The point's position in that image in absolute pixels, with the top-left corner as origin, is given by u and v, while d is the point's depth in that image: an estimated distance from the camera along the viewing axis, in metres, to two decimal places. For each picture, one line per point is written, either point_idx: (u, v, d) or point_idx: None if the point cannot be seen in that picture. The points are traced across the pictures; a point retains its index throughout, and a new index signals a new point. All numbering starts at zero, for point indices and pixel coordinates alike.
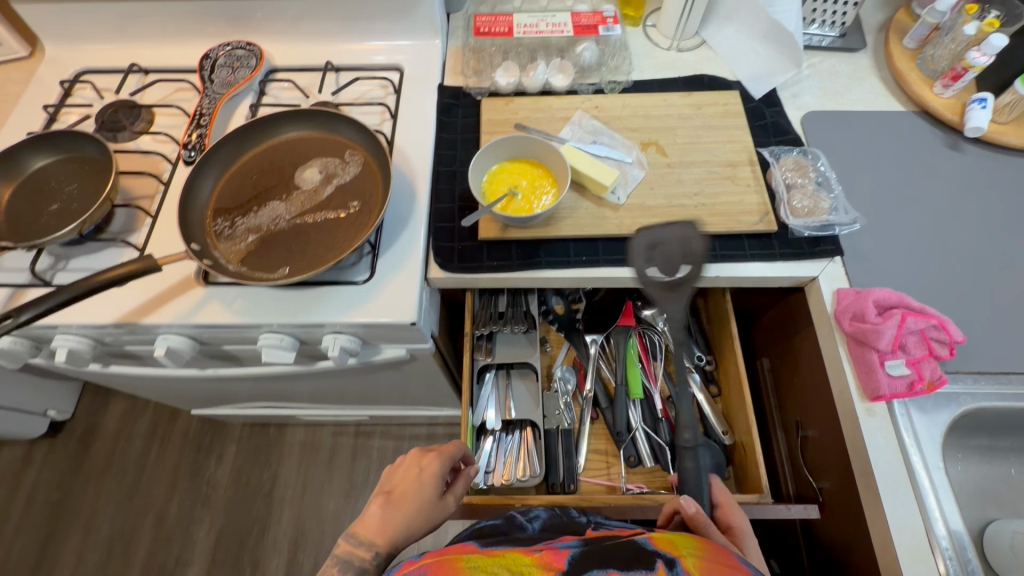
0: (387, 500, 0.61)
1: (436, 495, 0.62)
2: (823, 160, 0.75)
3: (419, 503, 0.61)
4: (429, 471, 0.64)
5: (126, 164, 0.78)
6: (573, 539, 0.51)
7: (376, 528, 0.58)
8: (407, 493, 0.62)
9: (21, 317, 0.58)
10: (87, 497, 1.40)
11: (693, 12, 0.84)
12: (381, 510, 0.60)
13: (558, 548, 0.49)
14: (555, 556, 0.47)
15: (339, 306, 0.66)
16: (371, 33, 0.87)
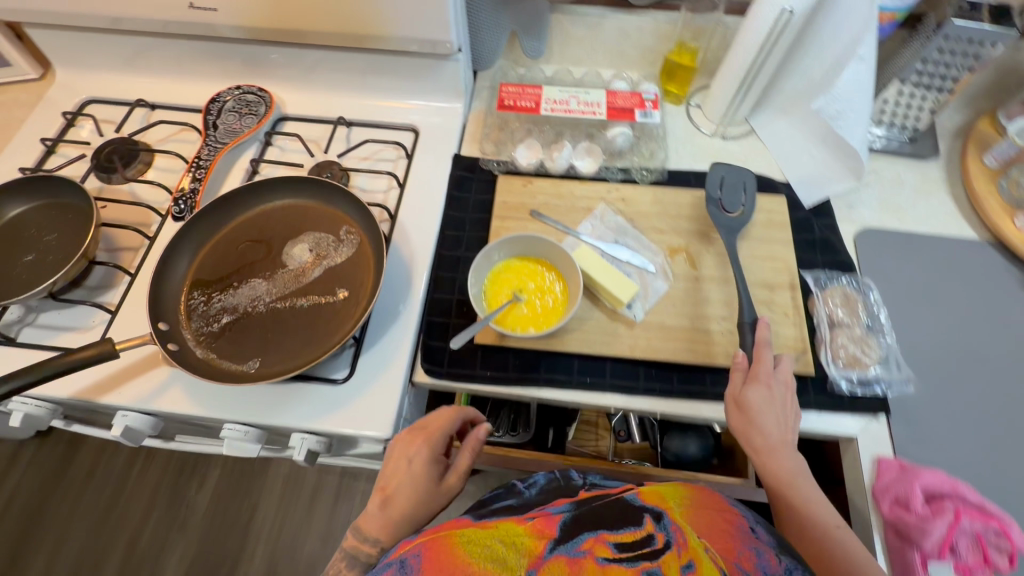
0: (384, 498, 0.55)
1: (432, 480, 0.55)
2: (874, 294, 0.66)
3: (417, 496, 0.54)
4: (420, 461, 0.56)
5: (115, 212, 0.74)
6: (565, 505, 0.56)
7: (378, 526, 0.54)
8: (402, 490, 0.54)
9: None
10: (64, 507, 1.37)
11: (745, 100, 0.75)
12: (381, 510, 0.54)
13: (550, 514, 0.54)
14: (547, 525, 0.52)
15: (310, 409, 0.60)
16: (389, 89, 0.81)
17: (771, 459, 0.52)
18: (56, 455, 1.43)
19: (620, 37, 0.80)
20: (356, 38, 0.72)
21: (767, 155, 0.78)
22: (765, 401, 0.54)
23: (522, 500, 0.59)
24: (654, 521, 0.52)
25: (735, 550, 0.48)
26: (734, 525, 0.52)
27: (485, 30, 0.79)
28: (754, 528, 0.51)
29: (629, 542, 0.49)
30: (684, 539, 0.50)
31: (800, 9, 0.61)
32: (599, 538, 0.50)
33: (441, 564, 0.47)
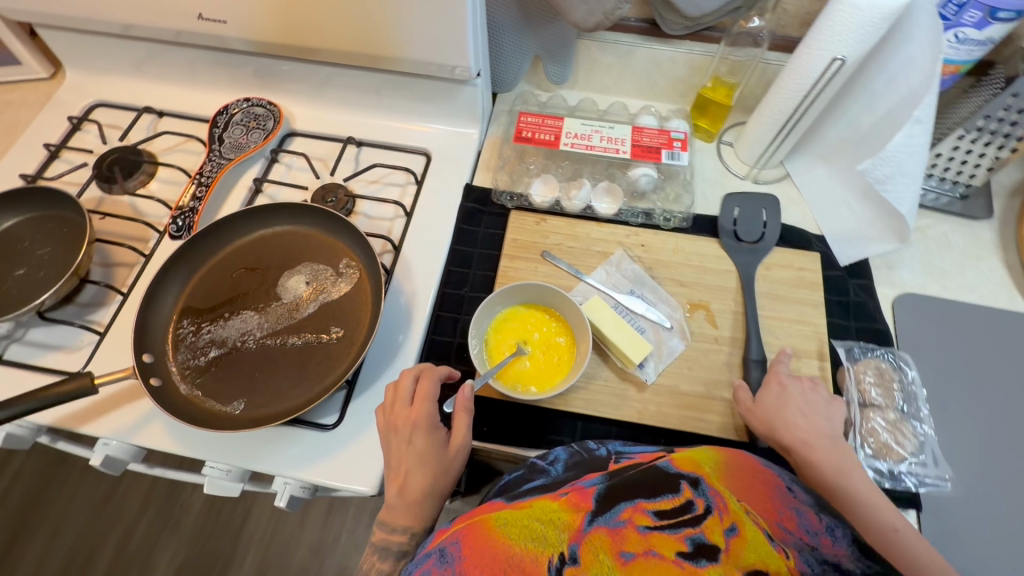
0: (402, 485, 0.51)
1: (442, 456, 0.52)
2: (912, 372, 0.60)
3: (433, 476, 0.51)
4: (423, 437, 0.52)
5: (114, 225, 0.72)
6: (597, 477, 0.49)
7: (405, 514, 0.51)
8: (416, 472, 0.51)
9: None
10: (59, 499, 1.26)
11: (783, 144, 0.69)
12: (401, 498, 0.51)
13: (584, 489, 0.47)
14: (582, 499, 0.46)
15: (295, 456, 0.57)
16: (403, 110, 0.77)
17: (809, 453, 0.51)
18: (22, 488, 1.27)
19: (650, 67, 0.75)
20: (371, 57, 0.68)
21: (803, 203, 0.72)
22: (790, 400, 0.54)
23: (551, 479, 0.51)
24: (691, 488, 0.46)
25: (777, 510, 0.45)
26: (773, 488, 0.48)
27: (507, 52, 0.75)
28: (790, 488, 0.48)
29: (669, 510, 0.44)
30: (724, 503, 0.44)
31: (853, 58, 0.55)
32: (637, 508, 0.44)
33: (480, 548, 0.41)
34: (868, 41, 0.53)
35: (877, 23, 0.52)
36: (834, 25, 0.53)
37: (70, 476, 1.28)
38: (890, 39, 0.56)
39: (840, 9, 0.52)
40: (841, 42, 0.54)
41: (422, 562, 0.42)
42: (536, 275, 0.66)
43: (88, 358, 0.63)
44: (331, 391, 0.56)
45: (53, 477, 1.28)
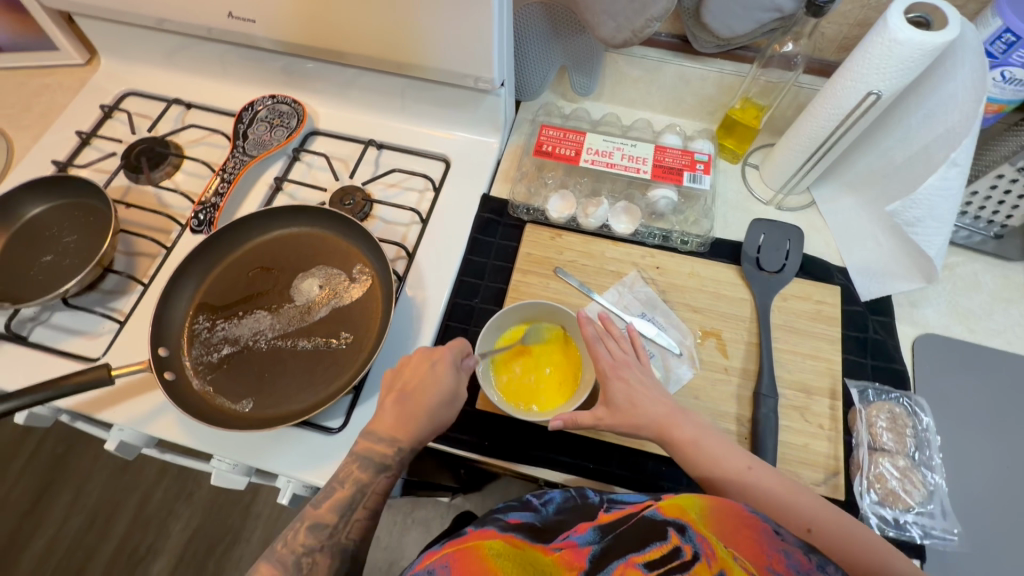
0: (404, 395, 0.53)
1: (451, 390, 0.53)
2: (928, 419, 0.58)
3: (437, 402, 0.52)
4: (444, 365, 0.53)
5: (139, 216, 0.74)
6: (590, 531, 0.42)
7: (395, 422, 0.52)
8: (422, 392, 0.52)
9: None
10: (84, 459, 1.28)
11: (811, 171, 0.67)
12: (398, 405, 0.52)
13: (578, 546, 0.41)
14: (576, 557, 0.40)
15: (299, 457, 0.58)
16: (425, 115, 0.77)
17: (669, 427, 0.51)
18: (44, 451, 1.28)
19: (678, 83, 0.73)
20: (396, 63, 0.68)
21: (827, 232, 0.70)
22: (633, 400, 0.52)
23: (540, 517, 0.45)
24: (679, 534, 0.39)
25: (765, 561, 0.37)
26: (759, 531, 0.39)
27: (533, 61, 0.74)
28: (777, 528, 0.39)
29: (657, 559, 0.38)
30: (712, 549, 0.37)
31: (889, 92, 0.53)
32: (628, 563, 0.38)
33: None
34: (905, 76, 0.51)
35: (917, 59, 0.49)
36: (871, 57, 0.51)
37: (88, 445, 1.29)
38: (932, 74, 0.55)
39: (878, 41, 0.50)
40: (879, 76, 0.52)
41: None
42: (547, 291, 0.66)
43: (107, 345, 0.65)
44: (337, 396, 0.57)
45: (75, 441, 1.30)
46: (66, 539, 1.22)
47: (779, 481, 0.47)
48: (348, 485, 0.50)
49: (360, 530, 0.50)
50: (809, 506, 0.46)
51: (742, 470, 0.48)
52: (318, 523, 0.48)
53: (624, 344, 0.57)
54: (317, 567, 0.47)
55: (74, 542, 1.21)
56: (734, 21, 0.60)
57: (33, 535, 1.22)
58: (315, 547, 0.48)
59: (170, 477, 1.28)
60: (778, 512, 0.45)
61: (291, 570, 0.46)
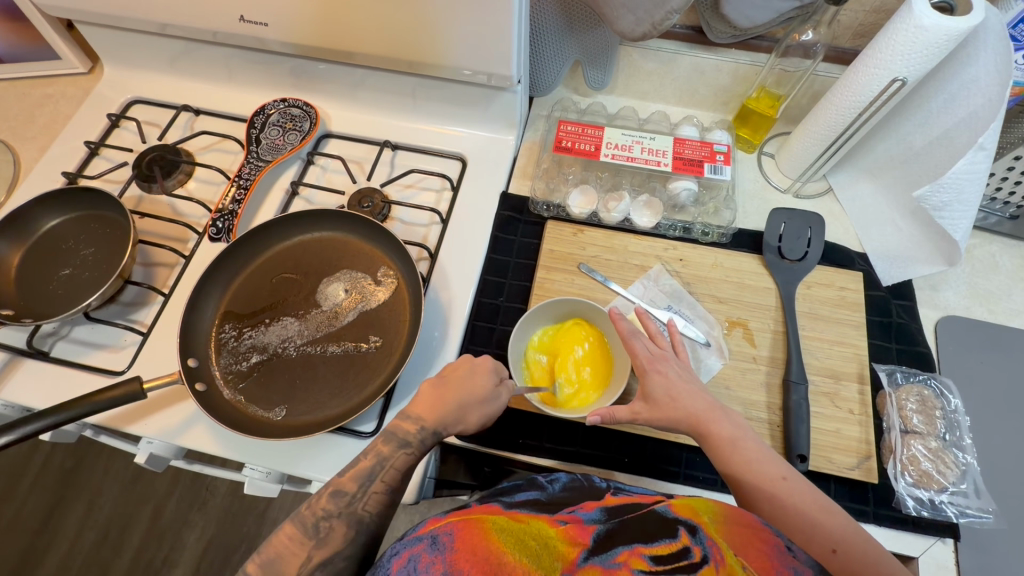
0: (439, 380, 0.53)
1: (489, 389, 0.52)
2: (956, 400, 0.59)
3: (472, 395, 0.52)
4: (484, 368, 0.53)
5: (154, 226, 0.73)
6: (597, 512, 0.43)
7: (427, 404, 0.51)
8: (459, 382, 0.52)
9: None
10: (95, 471, 1.27)
11: (830, 158, 0.67)
12: (432, 389, 0.52)
13: (583, 523, 0.42)
14: (580, 533, 0.40)
15: (334, 461, 0.58)
16: (440, 114, 0.76)
17: (705, 425, 0.51)
18: (53, 465, 1.27)
19: (693, 74, 0.73)
20: (409, 62, 0.68)
21: (846, 220, 0.70)
22: (672, 395, 0.52)
23: (546, 495, 0.46)
24: (689, 534, 0.38)
25: (775, 571, 0.35)
26: (772, 546, 0.37)
27: (547, 56, 0.73)
28: (789, 545, 0.38)
29: (665, 555, 0.37)
30: (722, 554, 0.36)
31: (913, 78, 0.54)
32: (632, 551, 0.38)
33: (475, 551, 0.37)
34: (930, 61, 0.52)
35: (943, 44, 0.50)
36: (895, 42, 0.52)
37: (100, 457, 1.28)
38: (953, 60, 0.55)
39: (903, 27, 0.50)
40: (903, 62, 0.52)
41: (410, 544, 0.39)
42: (572, 287, 0.66)
43: (131, 359, 0.64)
44: (370, 401, 0.56)
45: (85, 454, 1.28)
46: (81, 553, 1.21)
47: (811, 498, 0.46)
48: (370, 456, 0.48)
49: (377, 505, 0.47)
50: (837, 526, 0.44)
51: (775, 479, 0.47)
52: (338, 490, 0.46)
53: (662, 341, 0.57)
54: (333, 536, 0.44)
55: (90, 555, 1.21)
56: (753, 12, 0.61)
57: (48, 549, 1.21)
58: (334, 513, 0.45)
59: (183, 486, 1.27)
60: (801, 525, 0.44)
61: (309, 534, 0.44)
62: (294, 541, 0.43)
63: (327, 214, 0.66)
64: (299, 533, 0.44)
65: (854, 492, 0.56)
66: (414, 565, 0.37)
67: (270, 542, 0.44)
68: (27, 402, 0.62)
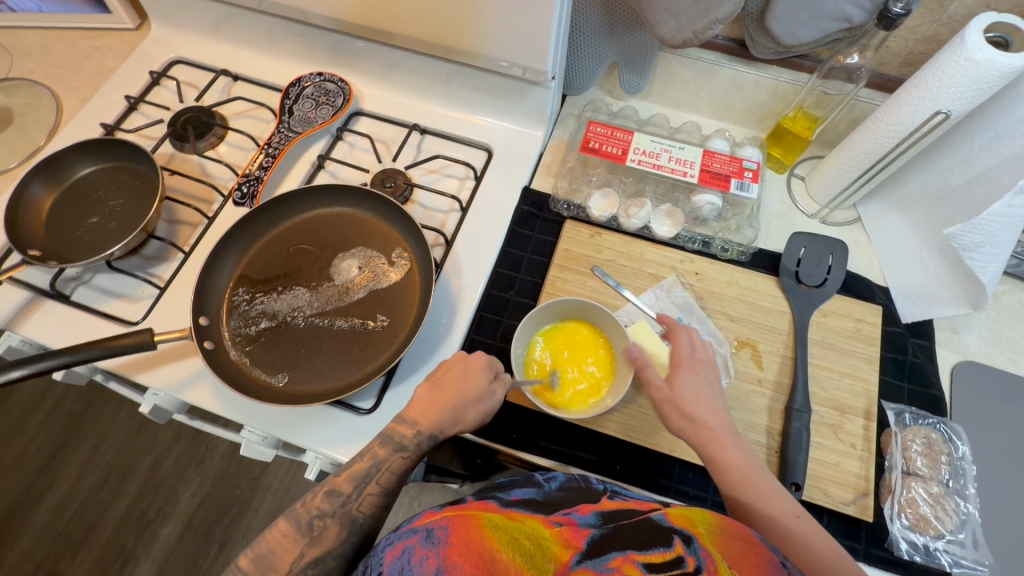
0: (435, 384, 0.53)
1: (484, 387, 0.53)
2: (964, 447, 0.58)
3: (467, 395, 0.52)
4: (478, 364, 0.54)
5: (183, 185, 0.74)
6: (592, 514, 0.42)
7: (424, 407, 0.51)
8: (453, 380, 0.53)
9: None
10: (102, 417, 1.31)
11: (862, 187, 0.66)
12: (428, 393, 0.52)
13: (577, 525, 0.41)
14: (575, 535, 0.40)
15: (330, 433, 0.58)
16: (471, 103, 0.76)
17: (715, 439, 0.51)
18: (64, 407, 1.31)
19: (730, 88, 0.72)
20: (445, 48, 0.68)
21: (871, 251, 0.69)
22: (680, 394, 0.53)
23: (542, 494, 0.45)
24: (683, 544, 0.38)
25: None
26: (766, 560, 0.37)
27: (584, 55, 0.73)
28: (784, 560, 0.38)
29: (658, 563, 0.36)
30: (715, 566, 0.36)
31: (958, 113, 0.52)
32: (626, 558, 0.37)
33: (469, 546, 0.38)
34: (977, 96, 0.50)
35: (992, 80, 0.48)
36: (942, 74, 0.50)
37: (109, 404, 1.32)
38: (1001, 96, 0.53)
39: (953, 60, 0.49)
40: (950, 96, 0.51)
41: (405, 536, 0.39)
42: (584, 288, 0.66)
43: (147, 310, 0.65)
44: (372, 377, 0.57)
45: (95, 399, 1.32)
46: (80, 495, 1.25)
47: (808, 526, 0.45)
48: (367, 457, 0.49)
49: (372, 507, 0.47)
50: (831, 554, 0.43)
51: (777, 504, 0.46)
52: (333, 490, 0.47)
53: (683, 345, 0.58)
54: (327, 534, 0.44)
55: (88, 498, 1.24)
56: (800, 29, 0.59)
57: (49, 487, 1.25)
58: (328, 513, 0.45)
59: (184, 442, 1.30)
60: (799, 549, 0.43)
61: (303, 531, 0.44)
62: (287, 537, 0.44)
63: (345, 189, 0.67)
64: (291, 530, 0.45)
65: (846, 528, 0.55)
66: (409, 558, 0.38)
67: (264, 537, 0.44)
68: (46, 340, 0.64)
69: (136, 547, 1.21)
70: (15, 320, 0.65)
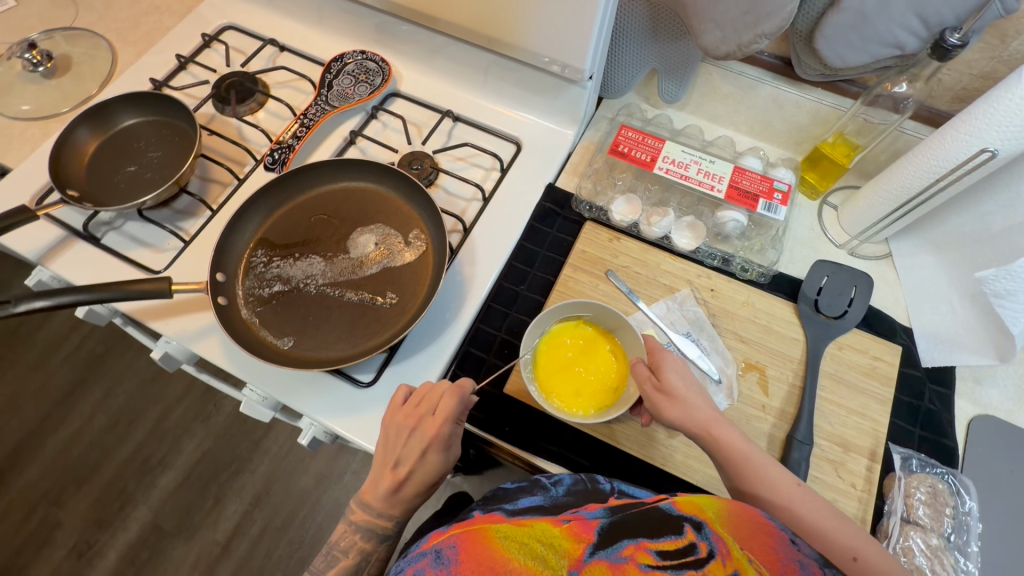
0: (396, 483, 0.50)
1: (445, 466, 0.52)
2: (972, 502, 0.55)
3: (432, 482, 0.51)
4: (435, 452, 0.51)
5: (219, 145, 0.77)
6: (600, 509, 0.43)
7: (394, 505, 0.51)
8: (415, 476, 0.50)
9: (16, 306, 0.55)
10: (121, 362, 1.36)
11: (896, 222, 0.64)
12: (391, 492, 0.50)
13: (586, 518, 0.41)
14: (584, 528, 0.40)
15: (326, 402, 0.59)
16: (506, 95, 0.76)
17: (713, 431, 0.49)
18: (87, 348, 1.36)
19: (770, 106, 0.71)
20: (486, 37, 0.68)
21: (898, 289, 0.66)
22: (667, 382, 0.51)
23: (548, 499, 0.46)
24: (694, 530, 0.37)
25: (780, 567, 0.35)
26: (776, 539, 0.37)
27: (625, 59, 0.72)
28: (795, 538, 0.37)
29: (671, 551, 0.36)
30: (727, 549, 0.36)
31: (1006, 153, 0.50)
32: (638, 546, 0.37)
33: (478, 562, 0.38)
34: None
35: None
36: (994, 112, 0.48)
37: (129, 351, 1.37)
38: None
39: (1007, 97, 0.47)
40: (1000, 134, 0.49)
41: (415, 560, 0.40)
42: (596, 292, 0.66)
43: (170, 261, 0.68)
44: (374, 352, 0.58)
45: (116, 344, 1.37)
46: (91, 434, 1.29)
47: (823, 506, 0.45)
48: (352, 554, 0.52)
49: None
50: (851, 535, 0.42)
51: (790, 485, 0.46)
52: None
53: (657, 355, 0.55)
54: None
55: (98, 437, 1.29)
56: (849, 52, 0.58)
57: (63, 422, 1.30)
58: None
59: (194, 397, 1.34)
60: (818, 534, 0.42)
61: None
62: None
63: (372, 165, 0.68)
64: None
65: None
66: None
67: None
68: (74, 278, 0.66)
69: (136, 491, 1.25)
70: (46, 255, 0.67)
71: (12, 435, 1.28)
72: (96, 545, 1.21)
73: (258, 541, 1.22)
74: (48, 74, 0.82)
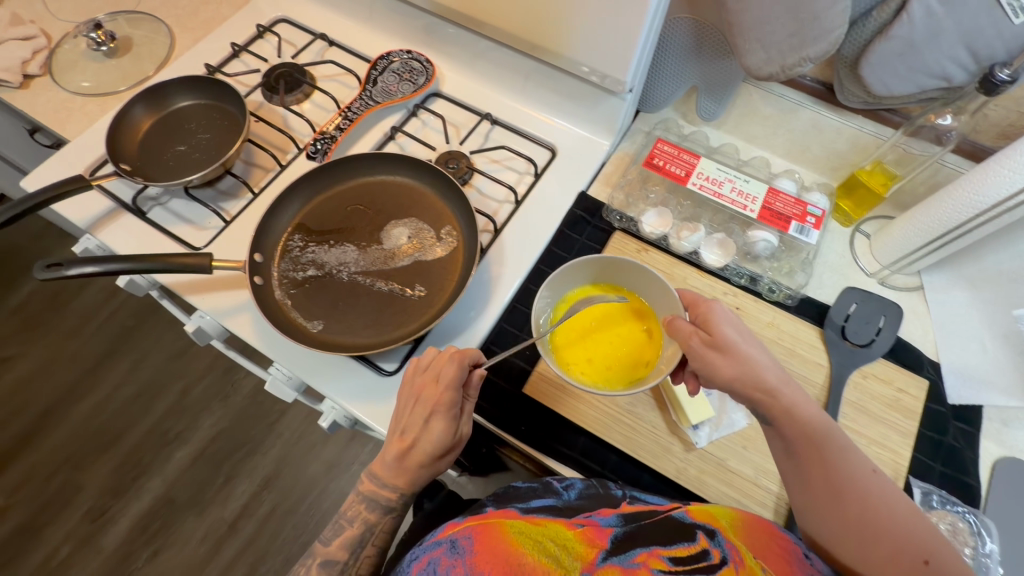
0: (401, 453, 0.49)
1: (449, 441, 0.50)
2: (992, 544, 0.54)
3: (436, 456, 0.50)
4: (439, 424, 0.49)
5: (265, 132, 0.79)
6: (613, 516, 0.46)
7: (399, 476, 0.50)
8: (420, 448, 0.49)
9: (67, 270, 0.58)
10: (148, 336, 1.40)
11: (929, 254, 0.63)
12: (397, 463, 0.50)
13: (600, 525, 0.44)
14: (598, 534, 0.43)
15: (350, 386, 0.61)
16: (545, 102, 0.78)
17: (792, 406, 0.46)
18: (118, 320, 1.41)
19: (809, 130, 0.71)
20: (531, 44, 0.70)
21: (929, 323, 0.66)
22: (719, 335, 0.49)
23: (560, 501, 0.48)
24: (707, 538, 0.41)
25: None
26: (791, 552, 0.40)
27: (666, 74, 0.73)
28: (810, 553, 0.40)
29: (684, 556, 0.39)
30: (740, 557, 0.39)
31: None
32: (651, 553, 0.40)
33: (493, 554, 0.40)
34: None
35: None
36: None
37: (157, 326, 1.41)
38: None
39: None
40: None
41: (430, 548, 0.43)
42: None
43: (210, 239, 0.70)
44: (399, 341, 0.59)
45: (146, 318, 1.42)
46: (115, 403, 1.33)
47: (902, 500, 0.42)
48: (357, 524, 0.51)
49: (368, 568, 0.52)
50: (925, 532, 0.40)
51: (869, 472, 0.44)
52: (328, 560, 0.50)
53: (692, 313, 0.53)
54: None
55: (121, 407, 1.33)
56: (894, 81, 0.58)
57: (89, 390, 1.34)
58: None
59: (215, 375, 1.37)
60: (891, 529, 0.41)
61: None
62: None
63: (410, 161, 0.69)
64: None
65: None
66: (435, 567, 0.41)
67: None
68: (121, 248, 0.69)
69: (152, 462, 1.28)
70: (95, 225, 0.70)
71: (42, 398, 1.33)
72: (111, 511, 1.24)
73: (265, 523, 1.24)
74: (110, 53, 0.86)
